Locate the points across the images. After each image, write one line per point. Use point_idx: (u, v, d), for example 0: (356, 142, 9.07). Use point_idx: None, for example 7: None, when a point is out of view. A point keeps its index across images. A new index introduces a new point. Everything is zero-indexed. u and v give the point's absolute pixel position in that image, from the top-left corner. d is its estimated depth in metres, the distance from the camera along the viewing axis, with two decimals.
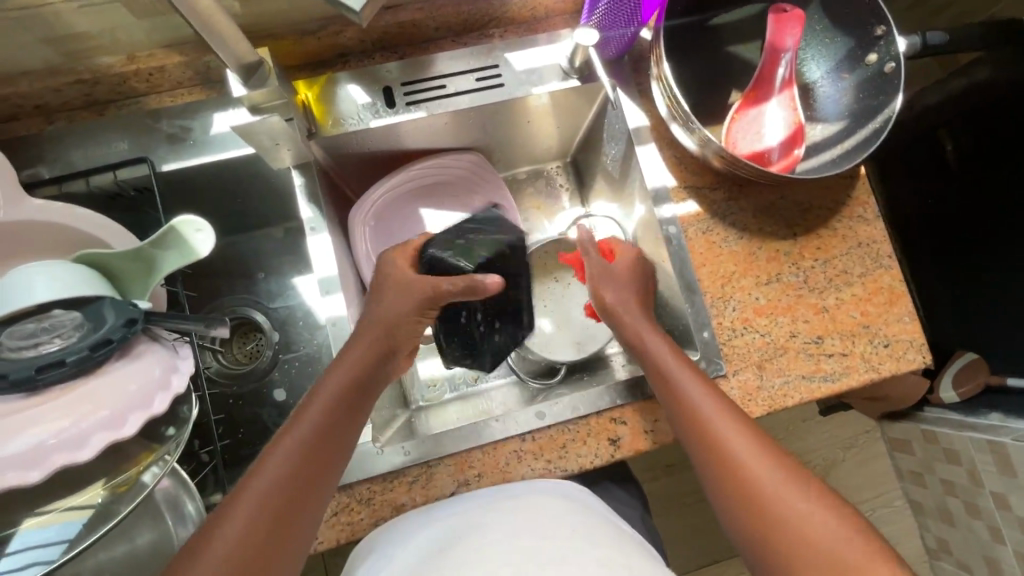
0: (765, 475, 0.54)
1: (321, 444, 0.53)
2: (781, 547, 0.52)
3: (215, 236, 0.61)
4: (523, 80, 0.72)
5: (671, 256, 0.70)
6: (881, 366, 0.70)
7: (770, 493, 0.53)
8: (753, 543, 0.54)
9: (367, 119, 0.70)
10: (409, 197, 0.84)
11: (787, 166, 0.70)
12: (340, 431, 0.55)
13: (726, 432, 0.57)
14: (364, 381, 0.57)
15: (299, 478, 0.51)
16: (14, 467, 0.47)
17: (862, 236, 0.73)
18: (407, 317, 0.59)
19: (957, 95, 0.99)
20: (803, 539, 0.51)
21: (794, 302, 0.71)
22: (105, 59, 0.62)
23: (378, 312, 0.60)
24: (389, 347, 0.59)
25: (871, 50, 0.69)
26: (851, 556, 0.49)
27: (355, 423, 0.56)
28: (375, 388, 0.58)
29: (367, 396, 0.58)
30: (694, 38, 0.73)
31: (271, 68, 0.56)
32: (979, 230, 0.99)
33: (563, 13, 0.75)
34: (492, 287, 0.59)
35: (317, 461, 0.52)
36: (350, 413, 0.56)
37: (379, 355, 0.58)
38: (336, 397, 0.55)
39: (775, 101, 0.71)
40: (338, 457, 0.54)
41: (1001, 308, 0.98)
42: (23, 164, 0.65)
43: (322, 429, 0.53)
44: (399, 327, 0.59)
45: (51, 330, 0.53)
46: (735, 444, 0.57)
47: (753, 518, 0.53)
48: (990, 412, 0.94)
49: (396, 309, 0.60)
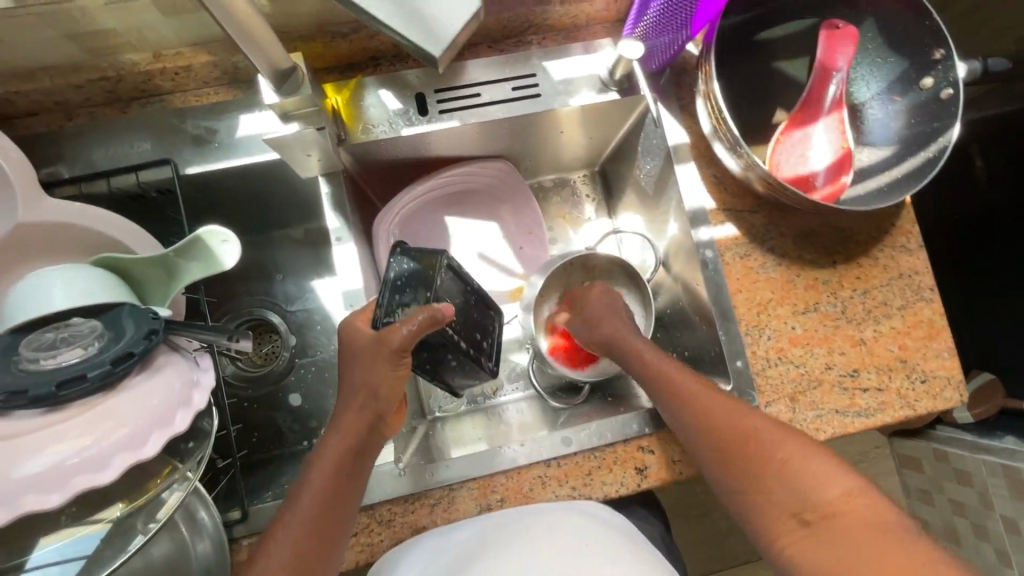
0: (739, 429, 0.57)
1: (325, 506, 0.51)
2: (759, 495, 0.55)
3: (240, 247, 0.59)
4: (561, 90, 0.70)
5: (707, 281, 0.68)
6: (917, 403, 0.68)
7: (749, 448, 0.56)
8: (737, 494, 0.56)
9: (398, 127, 0.67)
10: (435, 203, 0.82)
11: (834, 194, 0.67)
12: (342, 497, 0.52)
13: (701, 397, 0.60)
14: (360, 445, 0.54)
15: (312, 541, 0.50)
16: (36, 488, 0.46)
17: (904, 267, 0.71)
18: (387, 380, 0.54)
19: (990, 117, 0.97)
20: (777, 483, 0.54)
21: (831, 333, 0.69)
22: (130, 56, 0.60)
23: (354, 381, 0.54)
24: (377, 412, 0.55)
25: (927, 74, 0.66)
26: (823, 495, 0.52)
27: (355, 488, 0.54)
28: (375, 443, 0.56)
29: (364, 460, 0.55)
30: (739, 53, 0.70)
31: (305, 75, 0.53)
32: (1008, 255, 0.95)
33: (605, 21, 0.72)
34: (448, 310, 0.53)
35: (332, 518, 0.51)
36: (349, 479, 0.53)
37: (368, 423, 0.54)
38: (342, 453, 0.53)
39: (823, 123, 0.68)
40: (346, 513, 0.53)
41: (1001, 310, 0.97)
42: (43, 161, 0.63)
43: (334, 486, 0.52)
44: (382, 393, 0.54)
45: (71, 340, 0.51)
46: (709, 408, 0.59)
47: (731, 470, 0.57)
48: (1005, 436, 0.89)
49: (372, 379, 0.54)
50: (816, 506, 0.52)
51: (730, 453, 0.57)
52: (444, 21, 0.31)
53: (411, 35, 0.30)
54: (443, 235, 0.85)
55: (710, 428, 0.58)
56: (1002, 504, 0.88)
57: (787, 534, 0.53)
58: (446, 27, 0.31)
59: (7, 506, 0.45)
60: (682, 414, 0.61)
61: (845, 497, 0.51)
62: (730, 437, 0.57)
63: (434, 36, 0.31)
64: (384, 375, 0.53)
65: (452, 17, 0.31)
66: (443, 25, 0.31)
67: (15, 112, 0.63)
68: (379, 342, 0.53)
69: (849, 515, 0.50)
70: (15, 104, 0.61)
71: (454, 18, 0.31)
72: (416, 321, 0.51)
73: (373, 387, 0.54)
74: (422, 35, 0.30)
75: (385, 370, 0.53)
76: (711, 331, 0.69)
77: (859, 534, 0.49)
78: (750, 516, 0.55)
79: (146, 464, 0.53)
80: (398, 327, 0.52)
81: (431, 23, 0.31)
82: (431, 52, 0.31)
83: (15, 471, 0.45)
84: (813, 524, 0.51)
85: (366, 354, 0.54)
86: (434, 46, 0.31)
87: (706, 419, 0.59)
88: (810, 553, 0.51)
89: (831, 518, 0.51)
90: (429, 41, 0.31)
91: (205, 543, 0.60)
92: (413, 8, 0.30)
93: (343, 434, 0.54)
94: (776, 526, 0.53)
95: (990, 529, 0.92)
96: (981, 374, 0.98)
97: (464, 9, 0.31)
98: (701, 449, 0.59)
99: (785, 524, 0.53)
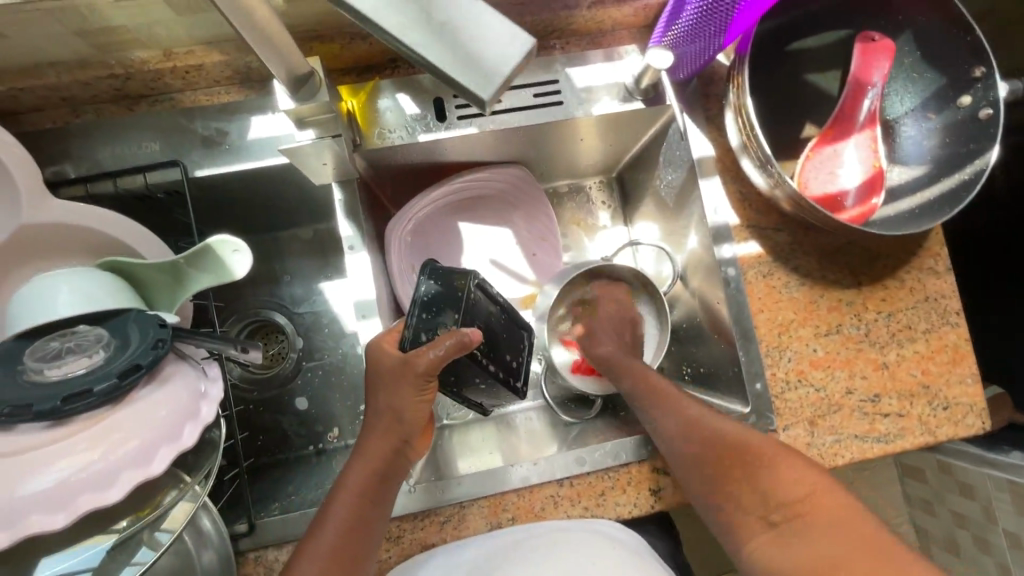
0: (715, 433, 0.58)
1: (352, 532, 0.53)
2: (731, 499, 0.56)
3: (252, 257, 0.57)
4: (585, 98, 0.67)
5: (728, 300, 0.67)
6: (938, 430, 0.66)
7: (724, 454, 0.57)
8: (712, 499, 0.57)
9: (415, 132, 0.65)
10: (449, 209, 0.80)
11: (863, 215, 0.65)
12: (367, 520, 0.54)
13: (682, 404, 0.61)
14: (385, 471, 0.56)
15: (339, 562, 0.51)
16: (42, 508, 0.44)
17: (931, 290, 0.69)
18: (413, 405, 0.57)
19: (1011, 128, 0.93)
20: (749, 486, 0.55)
21: (853, 356, 0.67)
22: (139, 53, 0.58)
23: (379, 406, 0.57)
24: (403, 437, 0.57)
25: (965, 92, 0.64)
26: (789, 495, 0.53)
27: (380, 514, 0.55)
28: (398, 470, 0.58)
29: (388, 487, 0.56)
30: (770, 64, 0.68)
31: (321, 80, 0.51)
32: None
33: (631, 26, 0.70)
34: (476, 336, 0.55)
35: (359, 544, 0.53)
36: (374, 505, 0.55)
37: (393, 449, 0.57)
38: (366, 482, 0.55)
39: (855, 140, 0.66)
40: (370, 537, 0.54)
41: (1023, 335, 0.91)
42: (49, 160, 0.61)
43: (359, 513, 0.54)
44: (406, 418, 0.57)
45: (77, 350, 0.49)
46: (689, 414, 0.60)
47: (708, 474, 0.57)
48: (1011, 451, 0.89)
49: (398, 403, 0.56)
50: (782, 506, 0.53)
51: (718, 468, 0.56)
52: (494, 63, 0.29)
53: (461, 79, 0.29)
54: (456, 241, 0.83)
55: (689, 433, 0.58)
56: (1004, 518, 0.91)
57: (755, 535, 0.54)
58: (497, 70, 0.29)
59: (11, 527, 0.43)
60: (662, 419, 0.61)
61: (812, 496, 0.52)
62: (709, 443, 0.57)
63: (483, 80, 0.29)
64: (410, 400, 0.56)
65: (503, 58, 0.29)
66: (494, 67, 0.29)
67: (20, 108, 0.61)
68: (406, 366, 0.55)
69: (814, 514, 0.52)
70: (20, 99, 0.59)
71: (508, 55, 0.29)
72: (444, 345, 0.54)
73: (399, 411, 0.57)
74: (472, 79, 0.29)
75: (410, 395, 0.56)
76: (730, 351, 0.68)
77: (825, 530, 0.50)
78: (723, 519, 0.56)
79: (155, 481, 0.52)
80: (426, 351, 0.54)
81: (482, 65, 0.29)
82: (480, 96, 0.29)
83: (20, 489, 0.44)
84: (778, 525, 0.53)
85: (393, 377, 0.56)
86: (484, 90, 0.29)
87: (686, 425, 0.59)
88: (775, 553, 0.52)
89: (797, 518, 0.52)
90: (479, 85, 0.29)
91: (211, 553, 0.59)
92: (462, 50, 0.29)
93: (367, 462, 0.56)
94: (745, 527, 0.55)
95: (992, 543, 0.94)
96: (988, 388, 0.94)
97: (516, 50, 0.29)
98: (678, 456, 0.59)
99: (753, 524, 0.54)
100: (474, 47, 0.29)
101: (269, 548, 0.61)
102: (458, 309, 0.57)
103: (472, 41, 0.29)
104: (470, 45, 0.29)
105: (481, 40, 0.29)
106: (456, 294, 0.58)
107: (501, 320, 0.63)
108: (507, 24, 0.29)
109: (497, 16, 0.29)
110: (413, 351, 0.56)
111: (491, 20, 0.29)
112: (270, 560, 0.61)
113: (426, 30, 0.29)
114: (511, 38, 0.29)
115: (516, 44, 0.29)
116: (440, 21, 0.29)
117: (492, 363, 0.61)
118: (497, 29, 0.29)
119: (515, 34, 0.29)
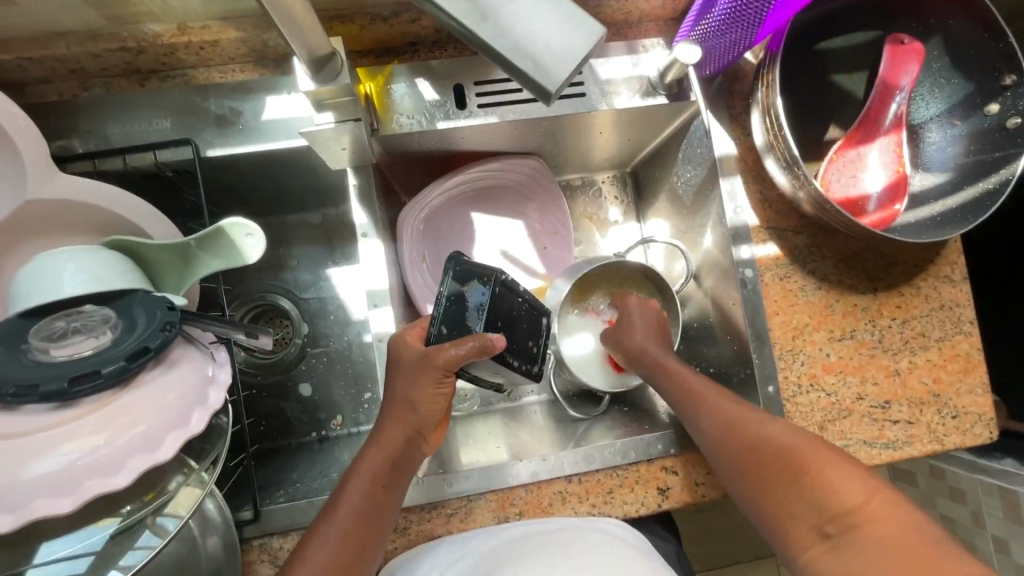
0: (756, 437, 0.56)
1: (367, 514, 0.53)
2: (778, 502, 0.54)
3: (265, 242, 0.55)
4: (606, 89, 0.66)
5: (744, 301, 0.66)
6: (946, 438, 0.66)
7: (762, 459, 0.55)
8: (754, 502, 0.55)
9: (434, 119, 0.64)
10: (462, 199, 0.79)
11: (886, 220, 0.64)
12: (379, 507, 0.53)
13: (720, 404, 0.59)
14: (397, 459, 0.56)
15: (352, 544, 0.51)
16: (46, 492, 0.43)
17: (946, 298, 0.69)
18: (429, 397, 0.56)
19: None
20: (795, 492, 0.53)
21: (866, 362, 0.67)
22: (153, 26, 0.56)
23: (394, 397, 0.57)
24: (417, 426, 0.57)
25: (993, 99, 0.63)
26: (840, 505, 0.50)
27: (394, 500, 0.55)
28: (411, 463, 0.57)
29: (402, 474, 0.56)
30: (798, 64, 0.66)
31: (343, 60, 0.49)
32: None
33: (658, 19, 0.69)
34: (499, 342, 0.54)
35: (374, 524, 0.53)
36: (387, 491, 0.54)
37: (406, 438, 0.56)
38: (382, 466, 0.54)
39: (880, 144, 0.66)
40: (386, 522, 0.54)
41: (1009, 334, 0.94)
42: (54, 134, 0.59)
43: (372, 495, 0.53)
44: (422, 410, 0.56)
45: (83, 331, 0.48)
46: (731, 416, 0.58)
47: (747, 481, 0.56)
48: (1004, 458, 0.91)
49: (414, 394, 0.56)
50: (835, 516, 0.50)
51: (764, 475, 0.55)
52: (555, 53, 0.29)
53: (526, 72, 0.29)
54: (466, 232, 0.81)
55: (723, 435, 0.57)
56: (993, 522, 0.93)
57: (809, 546, 0.52)
58: (558, 59, 0.29)
59: (17, 511, 0.42)
60: (696, 420, 0.60)
61: (864, 508, 0.50)
62: (744, 447, 0.56)
63: (548, 73, 0.29)
64: (427, 391, 0.55)
65: (569, 52, 0.29)
66: (559, 59, 0.29)
67: (27, 79, 0.59)
68: (425, 358, 0.55)
69: (870, 526, 0.49)
70: (27, 70, 0.58)
71: (569, 40, 0.29)
72: (467, 346, 0.54)
73: (412, 398, 0.56)
74: (538, 72, 0.29)
75: (426, 386, 0.55)
76: (743, 353, 0.67)
77: (875, 542, 0.48)
78: (770, 526, 0.54)
79: (161, 467, 0.51)
80: (447, 349, 0.54)
81: (549, 58, 0.29)
82: (545, 87, 0.29)
83: (24, 472, 0.43)
84: (833, 537, 0.50)
85: (412, 367, 0.56)
86: (549, 81, 0.29)
87: (724, 429, 0.58)
88: (827, 564, 0.50)
89: (850, 530, 0.49)
90: (544, 78, 0.29)
91: (216, 539, 0.58)
92: (525, 42, 0.29)
93: (381, 452, 0.55)
94: (797, 537, 0.52)
95: (979, 546, 0.97)
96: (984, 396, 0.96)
97: (582, 41, 0.29)
98: (716, 458, 0.58)
99: (805, 535, 0.52)
100: (538, 37, 0.29)
101: (273, 536, 0.60)
102: (481, 308, 0.57)
103: (535, 30, 0.29)
104: (534, 36, 0.29)
105: (545, 28, 0.29)
106: (484, 292, 0.57)
107: (525, 310, 0.61)
108: (571, 15, 0.29)
109: (560, 6, 0.29)
110: (434, 348, 0.55)
111: (555, 9, 0.29)
112: (274, 549, 0.60)
113: (487, 20, 0.29)
114: (574, 26, 0.29)
115: (581, 34, 0.29)
116: (499, 12, 0.29)
117: (513, 359, 0.59)
118: (557, 17, 0.29)
119: (575, 22, 0.29)
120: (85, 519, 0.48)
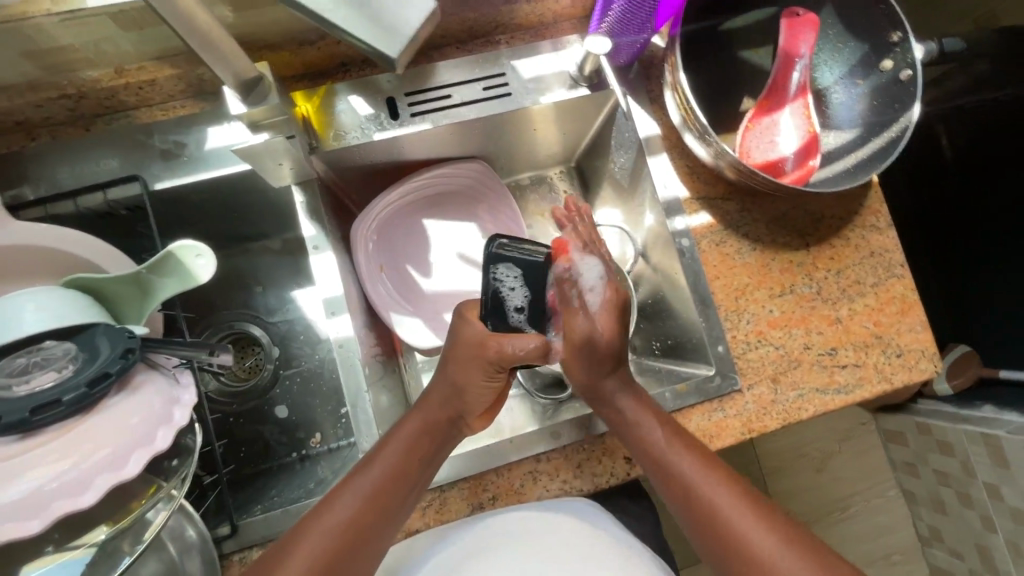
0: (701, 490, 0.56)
1: (393, 483, 0.55)
2: (710, 529, 0.54)
3: (215, 261, 0.58)
4: (532, 88, 0.70)
5: (685, 269, 0.70)
6: (894, 376, 0.69)
7: (705, 493, 0.55)
8: (687, 520, 0.57)
9: (370, 132, 0.67)
10: (413, 208, 0.82)
11: (802, 177, 0.69)
12: (407, 478, 0.56)
13: (669, 455, 0.58)
14: (435, 434, 0.59)
15: (372, 510, 0.53)
16: (13, 517, 0.44)
17: (875, 246, 0.72)
18: (479, 386, 0.59)
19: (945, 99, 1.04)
20: (736, 532, 0.53)
21: (807, 314, 0.70)
22: (91, 72, 0.60)
23: (446, 379, 0.60)
24: (456, 412, 0.60)
25: (886, 56, 0.68)
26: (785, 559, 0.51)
27: (419, 478, 0.57)
28: (444, 446, 0.60)
29: (434, 452, 0.59)
30: (705, 44, 0.71)
31: (271, 83, 0.52)
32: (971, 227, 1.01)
33: (571, 17, 0.74)
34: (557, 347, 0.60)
35: (393, 496, 0.55)
36: (417, 465, 0.57)
37: (450, 419, 0.60)
38: (418, 435, 0.58)
39: (790, 109, 0.70)
40: (409, 496, 0.56)
41: (975, 273, 1.01)
42: (7, 184, 0.62)
43: (406, 463, 0.56)
44: (467, 397, 0.59)
45: (44, 364, 0.48)
46: (674, 466, 0.57)
47: (701, 531, 0.55)
48: (983, 405, 0.95)
49: (465, 380, 0.58)
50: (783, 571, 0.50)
51: (714, 521, 0.54)
52: (399, 24, 0.33)
53: (373, 41, 0.33)
54: (422, 240, 0.84)
55: (671, 466, 0.57)
56: (981, 470, 0.95)
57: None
58: (402, 28, 0.33)
59: None
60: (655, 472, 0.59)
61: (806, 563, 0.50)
62: (670, 467, 0.57)
63: (396, 39, 0.33)
64: (478, 381, 0.58)
65: (406, 20, 0.33)
66: (399, 26, 0.33)
67: None
68: (481, 345, 0.57)
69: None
70: None
71: (409, 11, 0.33)
72: (530, 347, 0.57)
73: (459, 387, 0.59)
74: (382, 39, 0.32)
75: (479, 377, 0.58)
76: (692, 319, 0.70)
77: None
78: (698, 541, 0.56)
79: (128, 487, 0.52)
80: (508, 345, 0.57)
81: (389, 26, 0.33)
82: (388, 54, 0.33)
83: None
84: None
85: (469, 349, 0.58)
86: (391, 47, 0.33)
87: (674, 479, 0.57)
88: None
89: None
90: (388, 44, 0.33)
91: (195, 560, 0.58)
92: (375, 14, 0.32)
93: (418, 425, 0.58)
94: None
95: (974, 496, 0.99)
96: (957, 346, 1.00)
97: (419, 10, 0.33)
98: (660, 484, 0.58)
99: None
100: (387, 9, 0.32)
101: (253, 548, 0.61)
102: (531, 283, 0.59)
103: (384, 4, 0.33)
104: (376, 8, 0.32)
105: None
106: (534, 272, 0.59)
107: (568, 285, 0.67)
108: None
109: None
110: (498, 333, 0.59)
111: None
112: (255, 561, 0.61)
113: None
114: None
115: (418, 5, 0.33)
116: None
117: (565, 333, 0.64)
118: None
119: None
120: (59, 545, 0.49)
